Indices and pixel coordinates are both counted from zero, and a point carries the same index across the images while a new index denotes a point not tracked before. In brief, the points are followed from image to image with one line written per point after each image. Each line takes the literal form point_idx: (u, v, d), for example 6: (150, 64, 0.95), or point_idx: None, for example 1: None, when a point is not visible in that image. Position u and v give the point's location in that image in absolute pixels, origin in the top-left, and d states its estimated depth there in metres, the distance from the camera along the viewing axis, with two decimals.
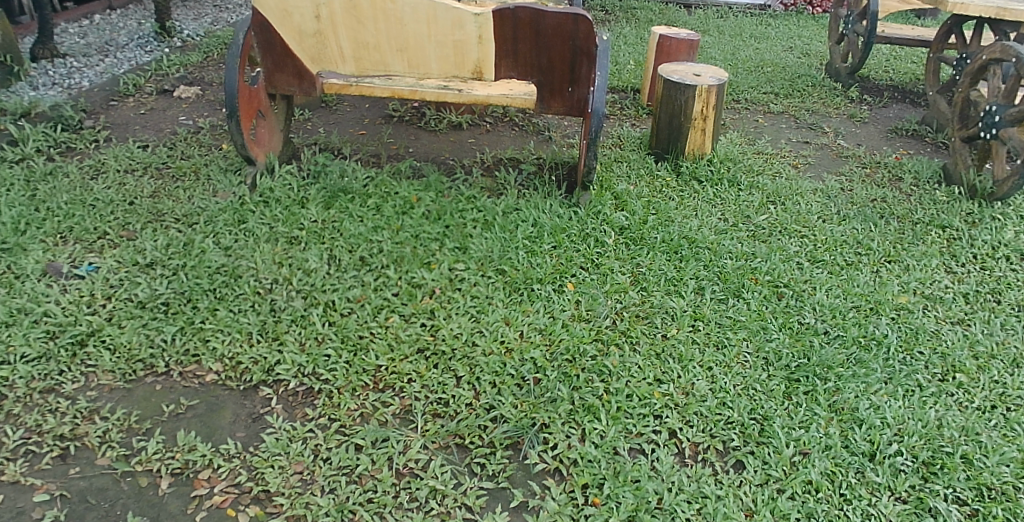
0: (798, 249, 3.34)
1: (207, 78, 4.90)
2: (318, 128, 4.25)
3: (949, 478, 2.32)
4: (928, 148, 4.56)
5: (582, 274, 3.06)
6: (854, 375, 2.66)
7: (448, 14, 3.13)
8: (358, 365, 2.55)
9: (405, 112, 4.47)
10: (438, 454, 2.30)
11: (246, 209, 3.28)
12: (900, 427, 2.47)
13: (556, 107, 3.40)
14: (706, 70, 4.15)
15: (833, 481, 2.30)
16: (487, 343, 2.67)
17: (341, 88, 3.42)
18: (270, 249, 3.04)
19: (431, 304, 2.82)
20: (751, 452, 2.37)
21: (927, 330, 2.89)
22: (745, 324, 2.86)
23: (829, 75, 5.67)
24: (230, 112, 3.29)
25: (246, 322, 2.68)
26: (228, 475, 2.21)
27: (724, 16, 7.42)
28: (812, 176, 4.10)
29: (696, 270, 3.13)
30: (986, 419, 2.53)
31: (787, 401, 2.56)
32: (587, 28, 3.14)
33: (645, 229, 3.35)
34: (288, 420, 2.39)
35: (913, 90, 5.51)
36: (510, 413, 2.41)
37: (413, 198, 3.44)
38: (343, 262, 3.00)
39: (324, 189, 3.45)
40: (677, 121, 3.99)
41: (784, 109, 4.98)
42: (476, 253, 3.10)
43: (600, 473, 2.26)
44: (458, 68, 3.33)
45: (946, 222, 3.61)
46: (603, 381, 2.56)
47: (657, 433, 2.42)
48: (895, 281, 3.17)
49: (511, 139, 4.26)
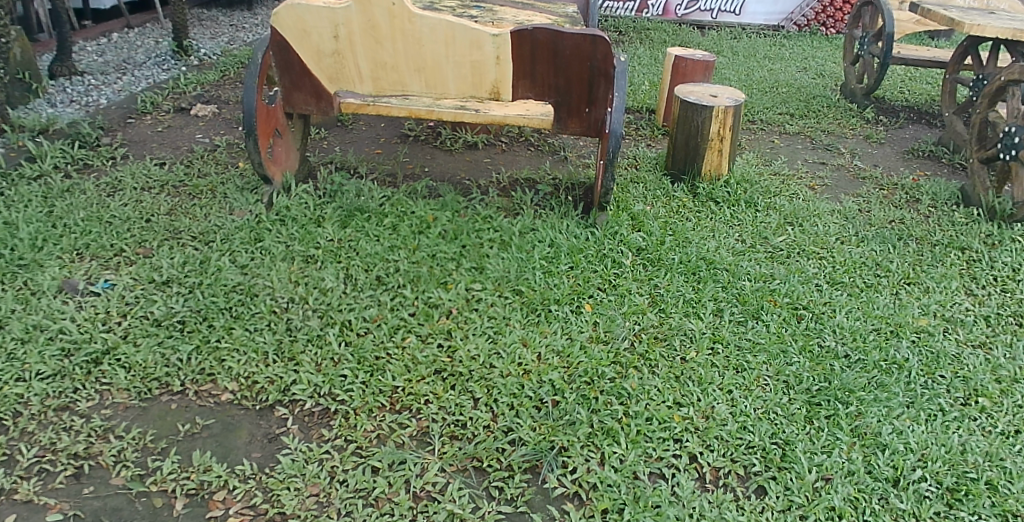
0: (818, 271, 3.32)
1: (224, 96, 4.93)
2: (334, 146, 4.25)
3: (974, 504, 2.27)
4: (946, 169, 4.53)
5: (599, 295, 3.03)
6: (876, 399, 2.63)
7: (466, 34, 3.12)
8: (374, 386, 2.52)
9: (421, 131, 4.48)
10: (456, 477, 2.27)
11: (263, 228, 3.28)
12: (924, 453, 2.43)
13: (574, 127, 3.42)
14: (722, 90, 4.13)
15: (856, 507, 2.26)
16: (505, 364, 2.64)
17: (358, 108, 3.47)
18: (286, 267, 3.04)
19: (448, 324, 2.80)
20: (773, 477, 2.33)
21: (949, 353, 2.86)
22: (765, 348, 2.82)
23: (845, 96, 5.64)
24: (248, 130, 3.31)
25: (262, 342, 2.66)
26: (244, 496, 2.18)
27: (737, 36, 7.45)
28: (829, 197, 4.08)
29: (714, 292, 3.11)
30: (1010, 444, 2.49)
31: (808, 425, 2.52)
32: (605, 50, 3.16)
33: (662, 250, 3.33)
34: (305, 441, 2.36)
35: (928, 111, 5.50)
36: (529, 437, 2.38)
37: (430, 218, 3.43)
38: (359, 281, 2.99)
39: (340, 208, 3.45)
40: (694, 142, 3.98)
41: (800, 130, 4.96)
42: (494, 273, 3.08)
43: (620, 498, 2.22)
44: (476, 88, 3.33)
45: (966, 244, 3.59)
46: (623, 404, 2.53)
47: (677, 457, 2.39)
48: (915, 304, 3.14)
49: (526, 158, 4.25)
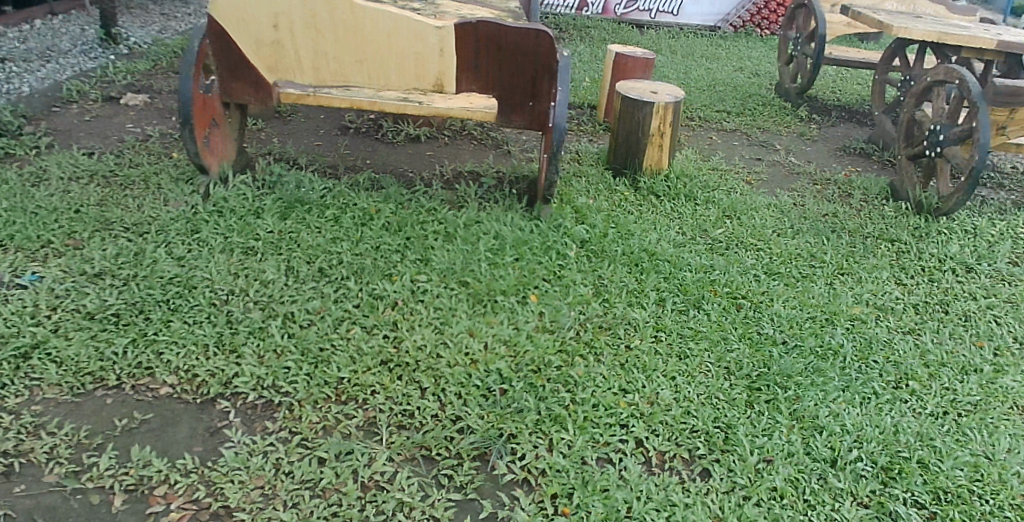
0: (755, 262, 3.41)
1: (155, 86, 4.77)
2: (272, 138, 4.16)
3: (907, 482, 2.37)
4: (875, 166, 4.71)
5: (544, 286, 3.04)
6: (813, 384, 2.71)
7: (409, 27, 3.17)
8: (319, 377, 2.48)
9: (362, 123, 4.43)
10: (404, 466, 2.24)
11: (200, 219, 3.19)
12: (859, 434, 2.52)
13: (517, 120, 3.42)
14: (662, 87, 4.21)
15: (796, 487, 2.32)
16: (452, 354, 2.62)
17: (297, 98, 3.34)
18: (225, 259, 2.96)
19: (393, 315, 2.77)
20: (716, 460, 2.38)
21: (880, 340, 2.98)
22: (706, 335, 2.89)
23: (779, 95, 5.82)
24: (184, 119, 3.23)
25: (201, 334, 2.59)
26: (186, 490, 2.11)
27: (676, 36, 7.61)
28: (765, 191, 4.19)
29: (656, 283, 3.16)
30: (939, 425, 2.60)
31: (749, 409, 2.58)
32: (549, 44, 3.18)
33: (606, 242, 3.37)
34: (248, 434, 2.30)
35: (858, 111, 5.71)
36: (477, 425, 2.37)
37: (372, 210, 3.39)
38: (301, 273, 2.93)
39: (280, 200, 3.38)
40: (636, 137, 4.04)
41: (736, 127, 5.09)
42: (439, 265, 3.06)
43: (569, 483, 2.23)
44: (419, 80, 3.34)
45: (895, 237, 3.75)
46: (569, 391, 2.55)
47: (624, 442, 2.42)
48: (848, 293, 3.26)
49: (469, 152, 4.24)
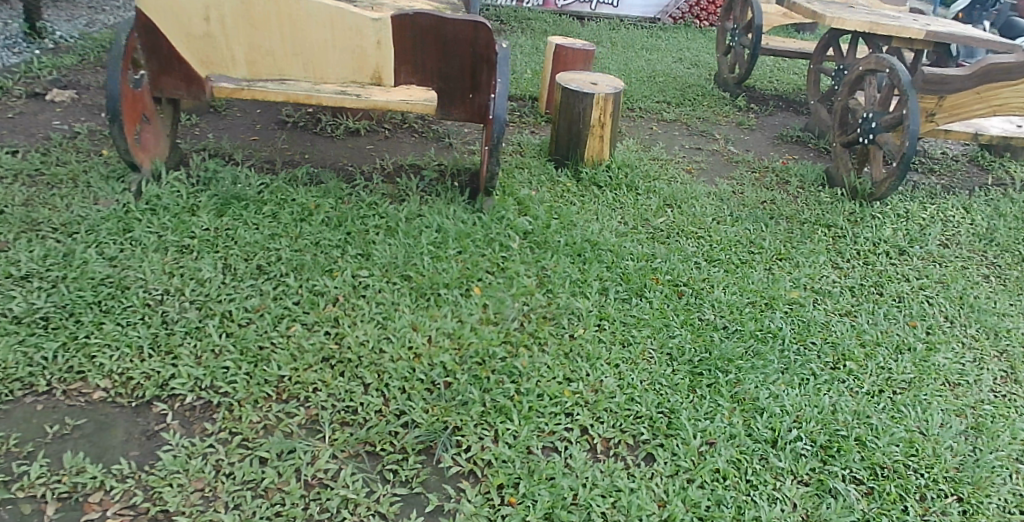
0: (696, 249, 3.46)
1: (83, 81, 4.62)
2: (208, 133, 4.06)
3: (845, 459, 2.43)
4: (811, 153, 4.83)
5: (488, 278, 3.04)
6: (753, 367, 2.77)
7: (346, 19, 3.12)
8: (259, 376, 2.43)
9: (300, 117, 4.35)
10: (348, 463, 2.22)
11: (133, 218, 3.10)
12: (798, 414, 2.58)
13: (458, 112, 3.41)
14: (602, 78, 4.24)
15: (739, 468, 2.37)
16: (395, 349, 2.60)
17: (232, 92, 3.29)
18: (160, 258, 2.88)
19: (335, 311, 2.74)
20: (660, 444, 2.42)
21: (818, 322, 3.06)
22: (649, 322, 2.92)
23: (718, 85, 5.91)
24: (112, 115, 3.11)
25: (136, 336, 2.52)
26: (122, 496, 2.05)
27: (616, 27, 7.67)
28: (705, 180, 4.26)
29: (599, 272, 3.18)
30: (875, 403, 2.68)
31: (692, 394, 2.62)
32: (488, 36, 3.16)
33: (548, 233, 3.37)
34: (186, 436, 2.25)
35: (794, 100, 5.84)
36: (421, 418, 2.36)
37: (312, 205, 3.34)
38: (239, 271, 2.87)
39: (216, 196, 3.31)
40: (577, 128, 4.06)
41: (676, 117, 5.16)
42: (380, 259, 3.03)
43: (515, 473, 2.24)
44: (357, 73, 3.29)
45: (831, 222, 3.84)
46: (514, 382, 2.55)
47: (569, 430, 2.43)
48: (786, 278, 3.33)
49: (411, 145, 4.21)
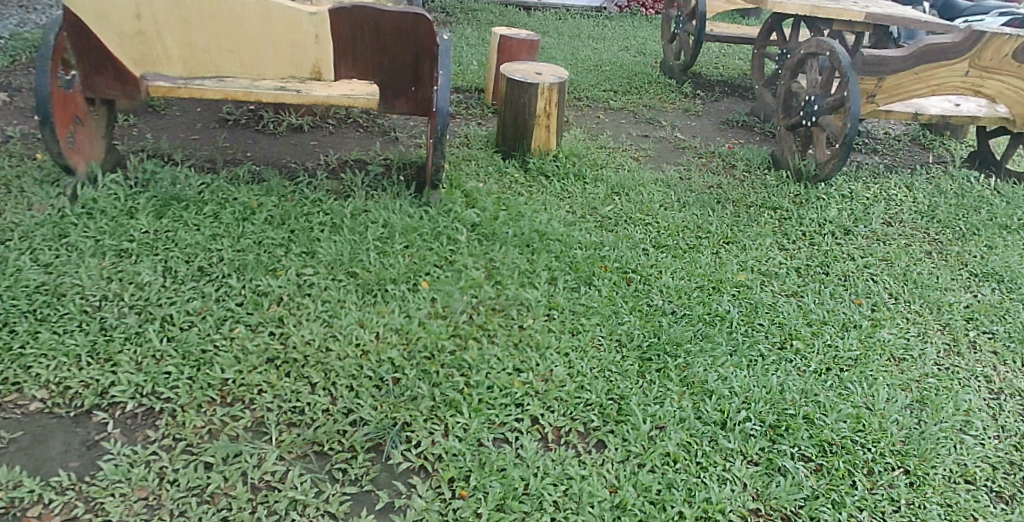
0: (644, 236, 3.49)
1: (14, 83, 4.47)
2: (146, 134, 3.97)
3: (793, 437, 2.48)
4: (757, 137, 4.90)
5: (436, 272, 3.03)
6: (702, 350, 2.80)
7: (282, 13, 3.08)
8: (202, 380, 2.39)
9: (242, 115, 4.28)
10: (296, 464, 2.19)
11: (68, 222, 3.02)
12: (746, 395, 2.62)
13: (401, 105, 3.41)
14: (547, 68, 4.24)
15: (689, 451, 2.40)
16: (342, 347, 2.58)
17: (167, 91, 3.17)
18: (97, 264, 2.81)
19: (279, 311, 2.70)
20: (611, 430, 2.44)
21: (765, 303, 3.10)
22: (598, 310, 2.94)
23: (664, 72, 5.96)
24: (43, 117, 3.03)
25: (73, 344, 2.45)
26: (62, 508, 2.00)
27: (563, 17, 7.68)
28: (652, 167, 4.29)
29: (548, 262, 3.18)
30: (822, 381, 2.73)
31: (641, 379, 2.65)
32: (428, 28, 3.15)
33: (496, 225, 3.37)
34: (128, 444, 2.20)
35: (739, 85, 5.91)
36: (370, 416, 2.34)
37: (254, 204, 3.29)
38: (180, 274, 2.81)
39: (155, 198, 3.23)
40: (523, 119, 4.05)
41: (623, 106, 5.19)
42: (326, 257, 3.00)
43: (465, 466, 2.23)
44: (295, 68, 3.25)
45: (777, 204, 3.90)
46: (464, 375, 2.55)
47: (520, 421, 2.44)
48: (734, 261, 3.38)
49: (356, 140, 4.16)
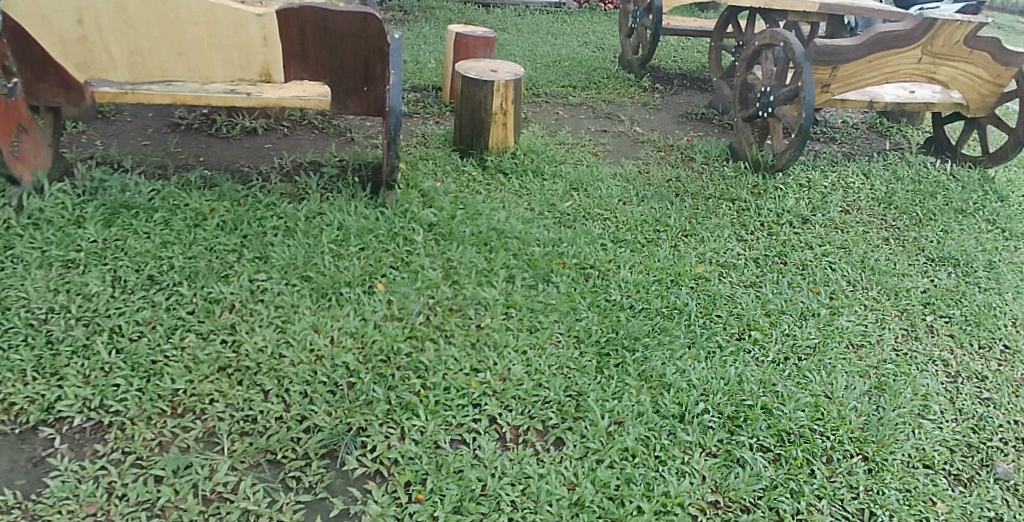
0: (602, 231, 3.50)
1: None
2: (95, 141, 3.89)
3: (751, 428, 2.50)
4: (715, 129, 4.93)
5: (392, 273, 3.00)
6: (660, 344, 2.81)
7: (228, 15, 3.02)
8: (152, 391, 2.35)
9: (194, 119, 4.21)
10: (249, 474, 2.16)
11: (13, 234, 2.95)
12: (705, 387, 2.63)
13: (354, 106, 3.36)
14: (502, 65, 4.23)
15: (648, 445, 2.40)
16: (295, 353, 2.55)
17: (115, 96, 3.14)
18: (43, 275, 2.75)
19: (231, 318, 2.66)
20: (569, 427, 2.44)
21: (723, 295, 3.12)
22: (556, 307, 2.94)
23: (623, 67, 5.97)
24: None
25: (18, 360, 2.39)
26: None
27: (522, 13, 7.66)
28: (611, 162, 4.30)
29: (506, 260, 3.17)
30: (780, 370, 2.76)
31: (600, 375, 2.65)
32: (378, 27, 3.12)
33: (453, 224, 3.35)
34: (76, 460, 2.16)
35: (698, 77, 5.95)
36: (324, 422, 2.32)
37: (206, 210, 3.24)
38: (129, 283, 2.76)
39: (103, 206, 3.17)
40: (479, 116, 4.04)
41: (582, 101, 5.19)
42: (279, 262, 2.96)
43: (421, 469, 2.22)
44: (244, 71, 3.22)
45: (735, 196, 3.93)
46: (420, 377, 2.53)
47: (477, 421, 2.43)
48: (692, 254, 3.39)
49: (311, 142, 4.12)
